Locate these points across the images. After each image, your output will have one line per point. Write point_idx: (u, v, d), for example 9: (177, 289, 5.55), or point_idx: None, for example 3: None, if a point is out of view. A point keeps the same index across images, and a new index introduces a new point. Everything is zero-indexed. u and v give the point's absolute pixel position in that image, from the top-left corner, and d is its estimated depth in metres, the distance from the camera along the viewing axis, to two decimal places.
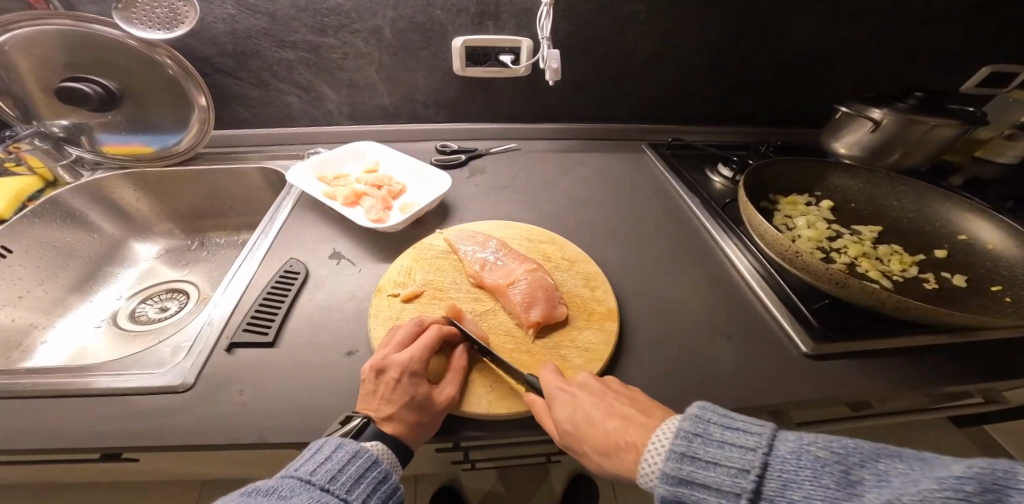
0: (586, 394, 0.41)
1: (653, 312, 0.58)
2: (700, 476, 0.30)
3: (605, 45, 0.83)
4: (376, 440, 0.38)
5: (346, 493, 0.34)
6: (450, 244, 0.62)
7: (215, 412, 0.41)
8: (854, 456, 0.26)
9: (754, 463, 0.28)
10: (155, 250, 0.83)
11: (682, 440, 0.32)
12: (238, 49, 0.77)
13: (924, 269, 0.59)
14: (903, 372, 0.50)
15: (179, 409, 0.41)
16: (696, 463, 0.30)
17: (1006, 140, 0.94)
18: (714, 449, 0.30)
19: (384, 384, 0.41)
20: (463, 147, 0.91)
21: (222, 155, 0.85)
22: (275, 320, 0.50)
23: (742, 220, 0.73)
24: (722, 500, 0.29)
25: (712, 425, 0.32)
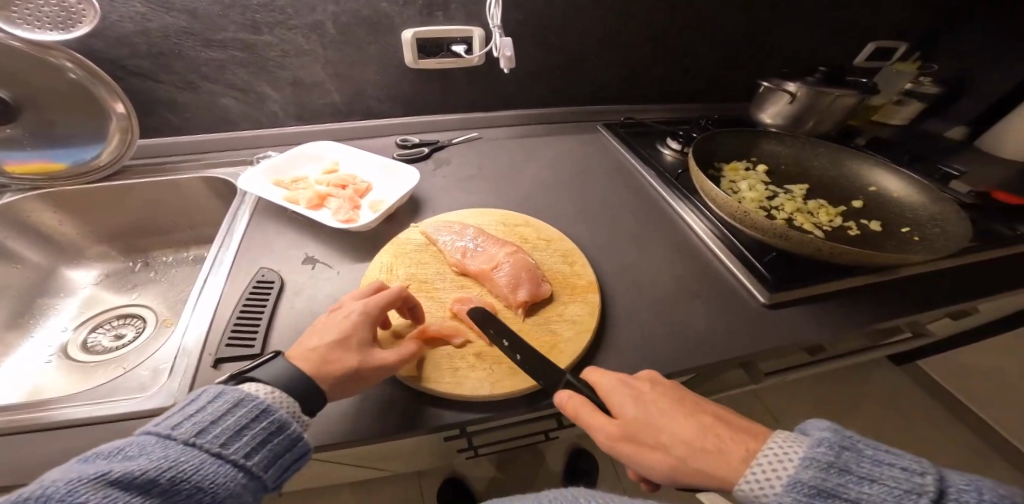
0: (655, 395, 0.40)
1: (629, 282, 0.62)
2: (850, 490, 0.30)
3: (555, 33, 0.86)
4: (264, 390, 0.34)
5: (219, 447, 0.29)
6: (427, 237, 0.62)
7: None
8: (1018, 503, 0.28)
9: (919, 487, 0.29)
10: (94, 275, 0.74)
11: (822, 458, 0.32)
12: (155, 50, 0.70)
13: (847, 218, 0.68)
14: (840, 312, 0.58)
15: None
16: (846, 477, 0.31)
17: (897, 105, 1.11)
18: (868, 466, 0.31)
19: (335, 319, 0.43)
20: (424, 139, 0.90)
21: (157, 166, 0.78)
22: (259, 332, 0.48)
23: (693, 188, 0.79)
24: None
25: (860, 443, 0.33)
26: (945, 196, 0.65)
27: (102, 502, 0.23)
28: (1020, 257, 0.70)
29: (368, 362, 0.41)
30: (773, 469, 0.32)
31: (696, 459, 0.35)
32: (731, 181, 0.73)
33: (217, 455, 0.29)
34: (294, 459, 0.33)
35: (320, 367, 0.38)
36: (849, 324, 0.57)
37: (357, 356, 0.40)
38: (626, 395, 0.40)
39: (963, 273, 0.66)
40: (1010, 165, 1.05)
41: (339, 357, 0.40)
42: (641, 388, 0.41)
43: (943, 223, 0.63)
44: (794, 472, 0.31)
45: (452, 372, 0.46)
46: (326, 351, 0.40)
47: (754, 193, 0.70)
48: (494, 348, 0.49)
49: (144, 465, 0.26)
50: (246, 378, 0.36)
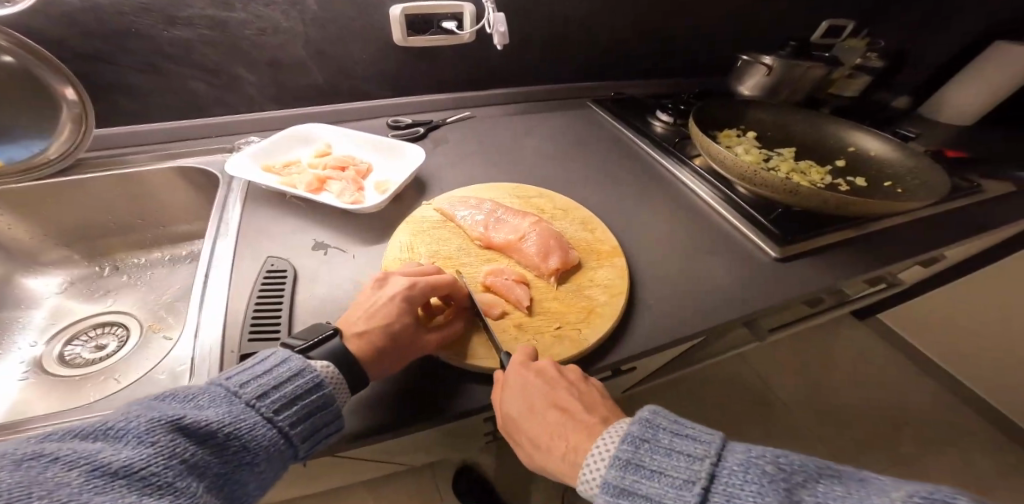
0: (536, 387, 0.39)
1: (648, 247, 0.63)
2: (642, 487, 0.29)
3: (546, 9, 0.86)
4: (324, 365, 0.35)
5: (272, 413, 0.30)
6: (443, 213, 0.59)
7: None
8: (798, 475, 0.26)
9: (700, 474, 0.28)
10: (58, 283, 0.67)
11: (630, 445, 0.31)
12: (107, 28, 0.60)
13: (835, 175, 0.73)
14: (842, 265, 0.62)
15: None
16: (649, 454, 0.30)
17: (849, 77, 1.20)
18: (659, 457, 0.30)
19: (376, 301, 0.42)
20: (417, 120, 0.87)
21: (119, 158, 0.69)
22: (282, 324, 0.45)
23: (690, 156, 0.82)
24: None
25: (661, 432, 0.32)
26: (918, 151, 0.71)
27: (169, 446, 0.24)
28: (974, 206, 0.79)
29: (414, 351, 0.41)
30: (594, 465, 0.32)
31: (541, 456, 0.37)
32: (729, 147, 0.76)
33: (267, 419, 0.30)
34: (327, 434, 0.33)
35: (371, 359, 0.38)
36: (851, 274, 0.61)
37: (403, 345, 0.40)
38: (514, 391, 0.39)
39: (933, 222, 0.73)
40: (947, 129, 1.17)
41: (387, 345, 0.39)
42: (527, 380, 0.39)
43: (920, 176, 0.69)
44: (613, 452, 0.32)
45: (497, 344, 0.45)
46: (373, 339, 0.39)
47: (753, 157, 0.73)
48: (533, 318, 0.48)
49: (210, 417, 0.27)
50: (311, 355, 0.35)
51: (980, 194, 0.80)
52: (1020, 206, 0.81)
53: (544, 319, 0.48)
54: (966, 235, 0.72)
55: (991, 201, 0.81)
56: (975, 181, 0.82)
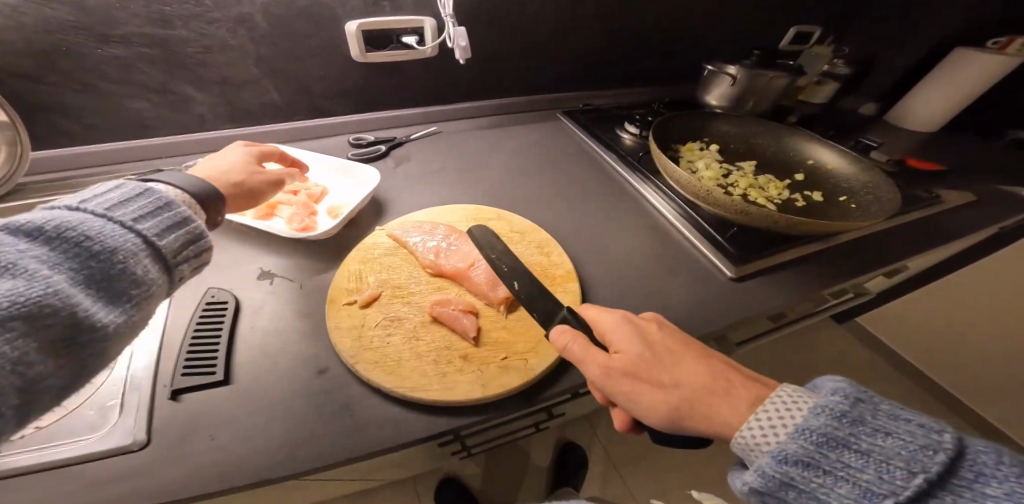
0: (645, 332, 0.41)
1: (606, 267, 0.63)
2: (860, 441, 0.28)
3: (510, 22, 0.85)
4: (173, 191, 0.35)
5: (127, 220, 0.30)
6: (396, 239, 0.58)
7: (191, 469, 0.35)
8: None
9: (943, 445, 0.26)
10: None
11: (842, 398, 0.30)
12: (35, 48, 0.57)
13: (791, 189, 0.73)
14: (799, 282, 0.62)
15: (138, 472, 0.34)
16: (859, 428, 0.28)
17: (817, 85, 1.22)
18: (882, 421, 0.29)
19: (182, 166, 0.45)
20: (380, 137, 0.85)
21: (61, 181, 0.66)
22: (219, 357, 0.43)
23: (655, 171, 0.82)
24: (882, 473, 0.27)
25: (870, 397, 0.30)
26: (871, 164, 0.72)
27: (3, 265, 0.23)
28: (931, 217, 0.80)
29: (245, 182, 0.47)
30: (783, 413, 0.31)
31: (704, 399, 0.35)
32: (689, 163, 0.76)
33: (102, 215, 0.29)
34: (192, 251, 0.34)
35: (210, 183, 0.43)
36: (805, 291, 0.61)
37: (232, 179, 0.45)
38: (625, 333, 0.40)
39: (890, 235, 0.74)
40: (912, 135, 1.20)
41: (224, 181, 0.45)
42: (646, 328, 0.41)
43: (873, 191, 0.70)
44: (801, 421, 0.30)
45: (440, 379, 0.44)
46: (202, 176, 0.43)
47: (711, 174, 0.73)
48: (480, 349, 0.47)
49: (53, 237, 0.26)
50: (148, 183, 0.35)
51: (938, 206, 0.81)
52: (978, 216, 0.82)
53: (490, 350, 0.48)
54: (923, 248, 0.73)
55: (949, 212, 0.82)
56: (934, 192, 0.83)
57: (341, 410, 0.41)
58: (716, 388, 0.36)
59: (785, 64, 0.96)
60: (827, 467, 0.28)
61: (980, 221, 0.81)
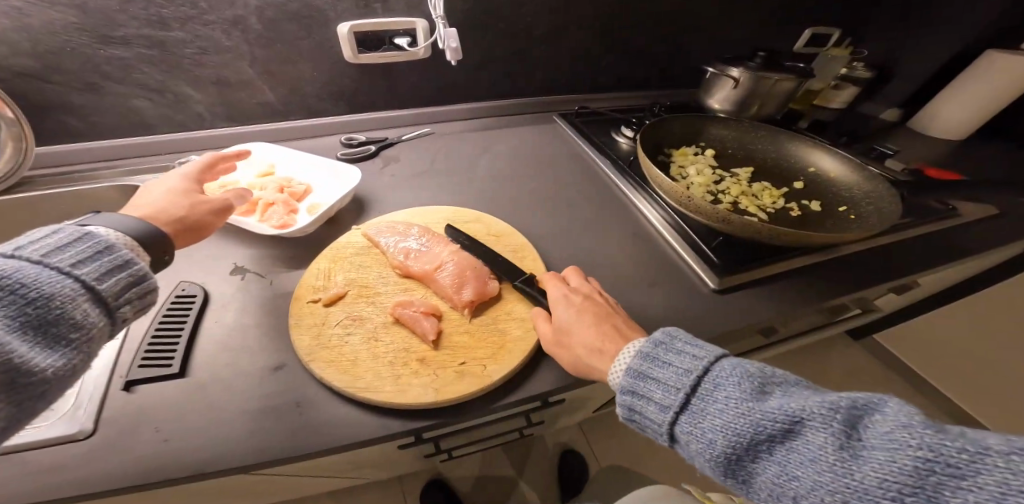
0: (574, 306, 0.47)
1: (583, 274, 0.61)
2: (652, 371, 0.35)
3: (503, 24, 0.85)
4: (110, 232, 0.33)
5: (65, 266, 0.28)
6: (370, 239, 0.58)
7: (132, 460, 0.36)
8: (775, 377, 0.31)
9: (697, 367, 0.33)
10: None
11: (650, 343, 0.37)
12: (40, 48, 0.60)
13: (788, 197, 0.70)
14: (788, 296, 0.59)
15: (81, 463, 0.35)
16: (654, 362, 0.35)
17: (835, 89, 1.15)
18: (671, 355, 0.35)
19: (147, 190, 0.46)
20: (372, 137, 0.86)
21: (62, 177, 0.69)
22: (177, 350, 0.44)
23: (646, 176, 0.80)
24: (664, 392, 0.33)
25: (675, 340, 0.36)
26: (874, 172, 0.68)
27: None
28: (947, 231, 0.74)
29: (199, 205, 0.46)
30: (618, 364, 0.38)
31: (596, 361, 0.42)
32: (679, 169, 0.73)
33: (38, 262, 0.27)
34: (135, 294, 0.32)
35: (156, 211, 0.43)
36: (793, 306, 0.58)
37: (187, 201, 0.46)
38: (558, 307, 0.48)
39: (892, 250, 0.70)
40: (937, 143, 1.12)
41: (173, 203, 0.44)
42: (577, 301, 0.48)
43: (876, 202, 0.65)
44: (625, 366, 0.37)
45: (393, 381, 0.43)
46: (156, 202, 0.44)
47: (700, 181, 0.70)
48: (439, 353, 0.47)
49: None
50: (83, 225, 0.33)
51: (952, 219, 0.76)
52: (997, 231, 0.76)
53: (449, 354, 0.47)
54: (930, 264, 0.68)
55: (965, 226, 0.76)
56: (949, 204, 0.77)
57: (291, 406, 0.41)
58: (605, 350, 0.42)
59: (793, 65, 0.91)
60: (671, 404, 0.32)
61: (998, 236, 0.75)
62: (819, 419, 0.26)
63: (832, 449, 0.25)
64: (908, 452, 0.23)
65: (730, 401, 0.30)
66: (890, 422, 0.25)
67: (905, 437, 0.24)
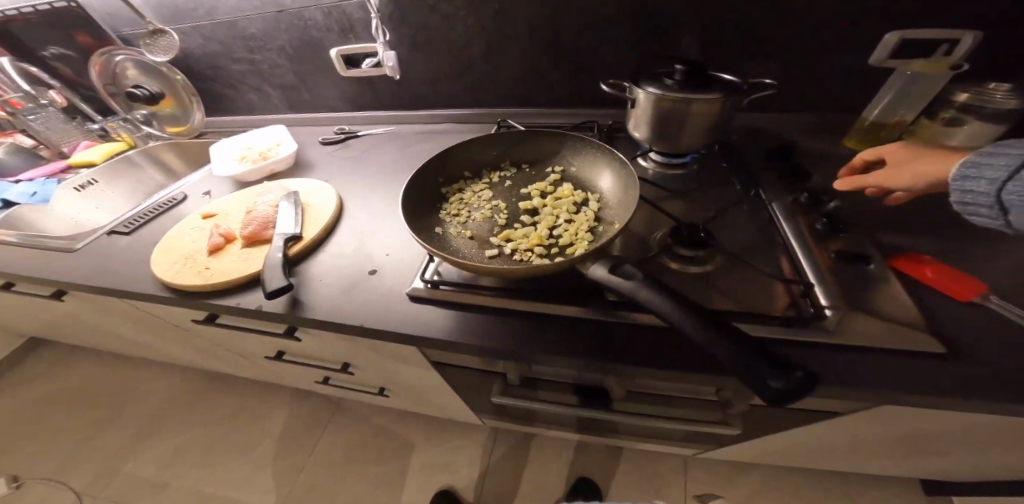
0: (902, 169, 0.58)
1: (350, 247, 0.74)
2: (979, 193, 0.45)
3: (446, 43, 0.99)
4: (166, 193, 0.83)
5: None
6: (260, 191, 0.89)
7: (84, 264, 0.78)
8: (988, 164, 0.44)
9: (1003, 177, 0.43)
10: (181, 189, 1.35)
11: (983, 158, 0.45)
12: (213, 64, 1.18)
13: (569, 225, 0.58)
14: (465, 326, 0.58)
15: (70, 258, 0.80)
16: (993, 160, 0.44)
17: (947, 126, 0.70)
18: (996, 161, 0.44)
19: None
20: (353, 129, 1.17)
21: (217, 132, 1.31)
22: (140, 224, 0.86)
23: (574, 161, 0.71)
24: (985, 204, 0.45)
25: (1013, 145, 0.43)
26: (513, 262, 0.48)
27: None
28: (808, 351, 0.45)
29: None
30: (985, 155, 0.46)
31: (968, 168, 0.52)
32: (509, 166, 0.74)
33: None
34: None
35: None
36: (459, 335, 0.57)
37: None
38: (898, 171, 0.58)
39: (661, 338, 0.54)
40: None
41: None
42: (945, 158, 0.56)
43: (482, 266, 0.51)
44: (967, 164, 0.47)
45: (169, 263, 0.71)
46: None
47: (501, 181, 0.71)
48: (203, 258, 0.72)
49: None
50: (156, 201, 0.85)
51: (748, 341, 0.37)
52: (929, 377, 0.41)
53: (206, 261, 0.71)
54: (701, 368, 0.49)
55: (819, 345, 0.45)
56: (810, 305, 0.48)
57: (138, 264, 0.76)
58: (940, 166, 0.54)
59: (732, 81, 0.66)
60: (991, 191, 0.44)
61: (892, 380, 0.41)
62: (984, 175, 0.44)
63: (986, 181, 0.44)
64: (996, 167, 0.43)
65: (980, 185, 0.45)
66: (988, 169, 0.44)
67: (998, 166, 0.43)
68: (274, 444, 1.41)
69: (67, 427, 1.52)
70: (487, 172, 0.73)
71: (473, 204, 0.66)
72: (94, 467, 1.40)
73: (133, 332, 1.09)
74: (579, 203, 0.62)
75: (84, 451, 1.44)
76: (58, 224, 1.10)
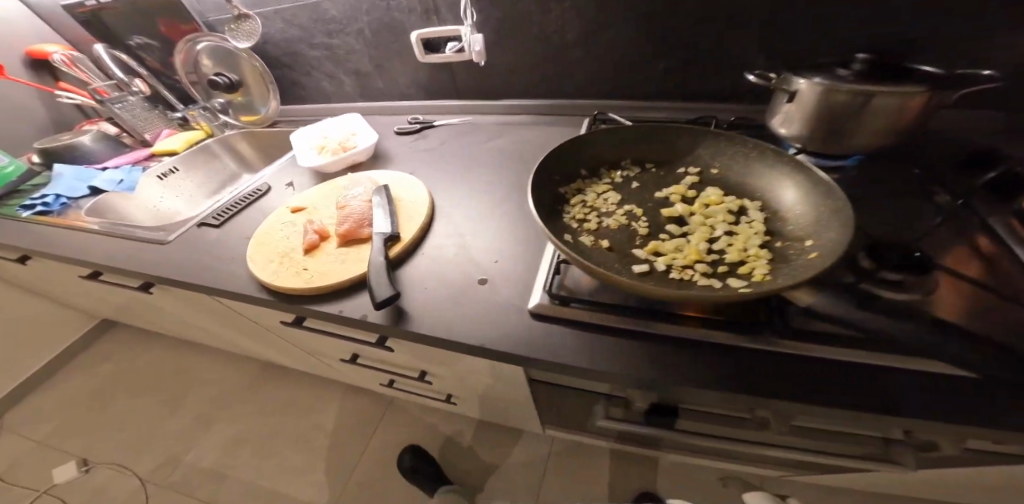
0: None
1: (451, 248, 0.68)
2: None
3: (539, 24, 0.90)
4: None
5: None
6: (344, 183, 0.84)
7: (178, 257, 0.76)
8: None
9: None
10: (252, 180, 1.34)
11: None
12: (290, 50, 1.15)
13: (733, 241, 0.49)
14: (604, 347, 0.49)
15: (164, 251, 0.78)
16: None
17: None
18: None
19: None
20: (427, 119, 1.11)
21: (289, 122, 1.29)
22: (229, 216, 0.84)
23: (713, 161, 0.62)
24: None
25: None
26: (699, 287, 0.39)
27: None
28: None
29: None
30: None
31: None
32: (634, 167, 0.65)
33: None
34: None
35: None
36: (599, 359, 0.48)
37: None
38: None
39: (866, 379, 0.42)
40: None
41: None
42: None
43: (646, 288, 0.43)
44: None
45: (264, 262, 0.67)
46: None
47: (628, 184, 0.62)
48: (299, 257, 0.67)
49: None
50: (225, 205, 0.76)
51: None
52: None
53: (303, 260, 0.67)
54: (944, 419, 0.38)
55: None
56: None
57: (232, 260, 0.73)
58: None
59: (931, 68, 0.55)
60: None
61: None
62: None
63: None
64: None
65: None
66: None
67: None
68: (333, 437, 1.40)
69: (137, 409, 1.57)
70: (609, 172, 0.65)
71: (603, 209, 0.58)
72: (163, 451, 1.43)
73: (207, 323, 1.08)
74: (735, 214, 0.53)
75: (153, 433, 1.49)
76: (144, 213, 1.12)
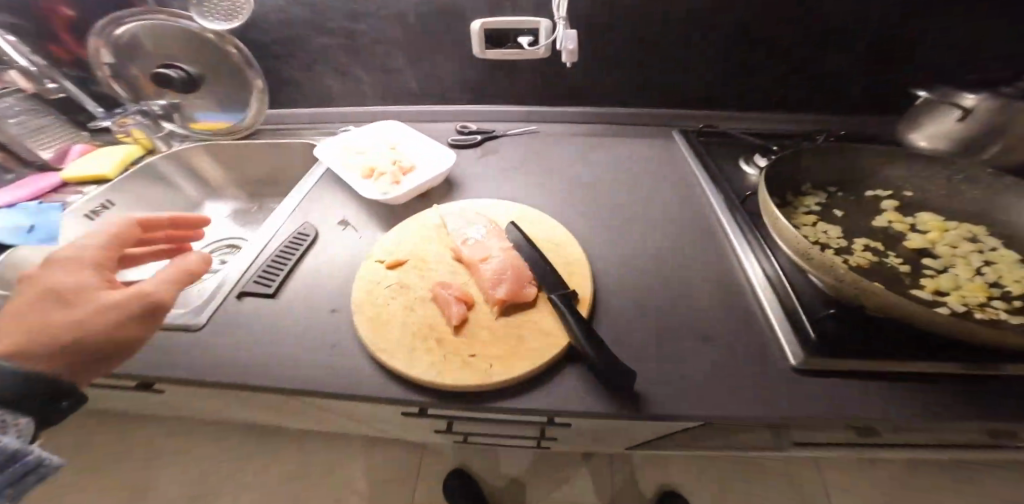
0: None
1: (637, 299, 0.56)
2: None
3: (639, 19, 0.79)
4: None
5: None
6: (442, 220, 0.66)
7: (226, 352, 0.49)
8: None
9: None
10: (222, 210, 0.99)
11: None
12: (287, 35, 0.86)
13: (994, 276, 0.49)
14: (914, 407, 0.43)
15: (190, 344, 0.50)
16: None
17: None
18: None
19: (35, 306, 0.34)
20: (481, 128, 0.92)
21: (276, 131, 0.98)
22: (278, 278, 0.58)
23: (890, 187, 0.62)
24: None
25: None
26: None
27: None
28: None
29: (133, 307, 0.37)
30: None
31: None
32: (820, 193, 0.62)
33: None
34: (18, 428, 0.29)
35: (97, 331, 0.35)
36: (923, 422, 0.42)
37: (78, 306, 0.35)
38: None
39: None
40: None
41: (120, 324, 0.36)
42: None
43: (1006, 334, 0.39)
44: None
45: (407, 351, 0.47)
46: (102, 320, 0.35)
47: (830, 211, 0.59)
48: (456, 338, 0.49)
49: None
50: None
51: None
52: None
53: (465, 341, 0.49)
54: None
55: None
56: None
57: (328, 348, 0.50)
58: None
59: None
60: None
61: None
62: None
63: None
64: None
65: None
66: None
67: None
68: None
69: None
70: (802, 199, 0.61)
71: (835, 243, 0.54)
72: None
73: None
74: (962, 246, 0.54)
75: None
76: None
